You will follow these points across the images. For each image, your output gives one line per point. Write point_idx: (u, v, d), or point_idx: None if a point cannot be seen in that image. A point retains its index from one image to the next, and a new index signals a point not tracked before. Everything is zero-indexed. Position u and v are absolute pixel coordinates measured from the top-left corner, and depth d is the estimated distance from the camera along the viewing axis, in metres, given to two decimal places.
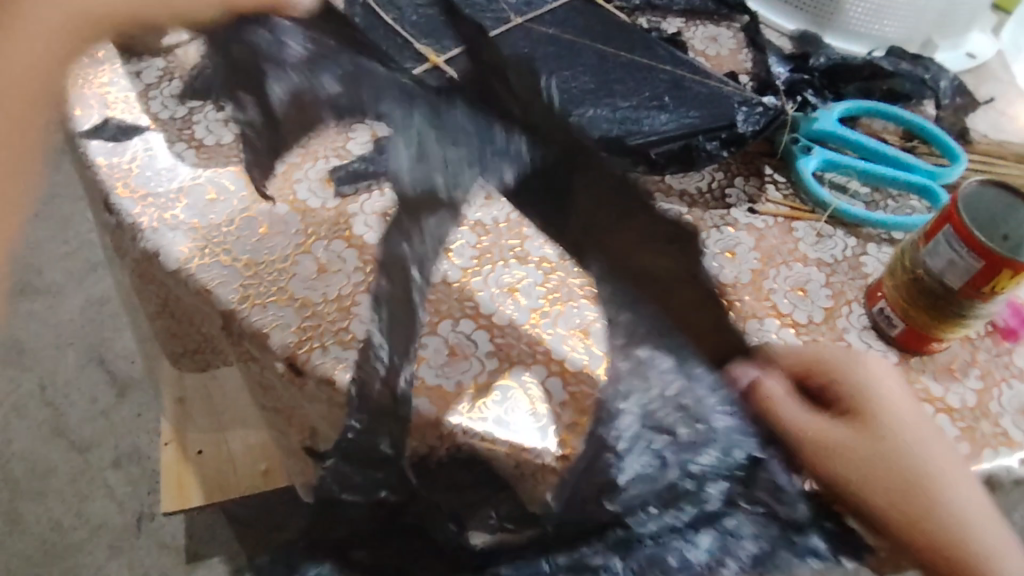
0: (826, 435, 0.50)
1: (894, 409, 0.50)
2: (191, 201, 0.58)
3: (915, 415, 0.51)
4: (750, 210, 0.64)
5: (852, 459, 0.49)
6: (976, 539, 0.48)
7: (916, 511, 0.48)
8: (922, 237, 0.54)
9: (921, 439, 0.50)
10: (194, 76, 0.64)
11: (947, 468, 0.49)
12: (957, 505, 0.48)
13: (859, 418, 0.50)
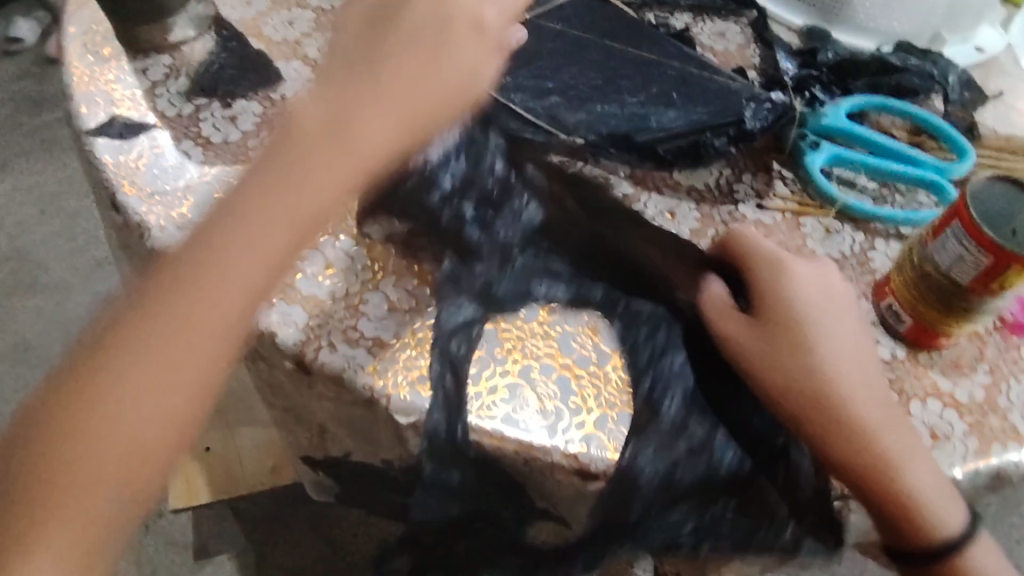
0: (734, 340, 0.51)
1: (799, 310, 0.51)
2: (198, 200, 0.58)
3: (814, 312, 0.51)
4: (758, 206, 0.64)
5: (761, 364, 0.50)
6: (879, 425, 0.49)
7: (836, 409, 0.49)
8: (930, 233, 0.54)
9: (823, 336, 0.50)
10: (201, 73, 0.65)
11: (854, 363, 0.50)
12: (863, 402, 0.49)
13: (766, 319, 0.51)
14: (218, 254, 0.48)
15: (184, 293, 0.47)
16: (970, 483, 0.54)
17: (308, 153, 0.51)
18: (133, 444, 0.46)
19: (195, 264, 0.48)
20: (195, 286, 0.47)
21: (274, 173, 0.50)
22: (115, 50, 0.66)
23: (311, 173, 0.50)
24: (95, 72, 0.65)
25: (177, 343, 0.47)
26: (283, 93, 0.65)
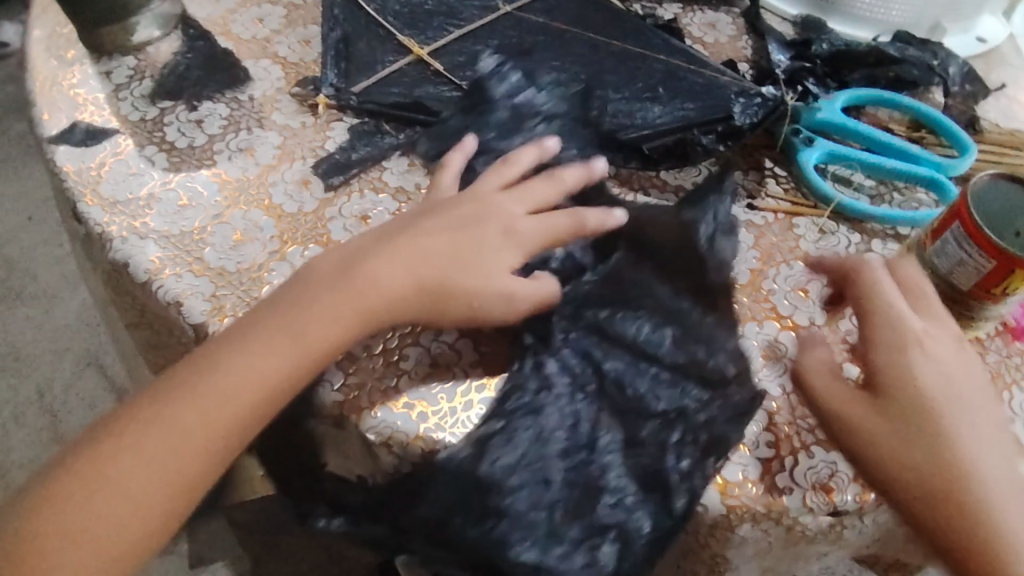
0: (841, 405, 0.46)
1: (926, 377, 0.45)
2: (161, 209, 0.56)
3: (947, 379, 0.45)
4: (748, 206, 0.61)
5: (871, 438, 0.45)
6: (1005, 518, 0.43)
7: (951, 491, 0.43)
8: (929, 234, 0.51)
9: (951, 411, 0.45)
10: (167, 75, 0.63)
11: (983, 437, 0.44)
12: (981, 490, 0.43)
13: (882, 389, 0.45)
14: (321, 288, 0.48)
15: (269, 314, 0.47)
16: None
17: (446, 224, 0.51)
18: (180, 462, 0.43)
19: (292, 295, 0.48)
20: (284, 314, 0.47)
21: (407, 225, 0.51)
22: (79, 53, 0.63)
23: (431, 241, 0.50)
24: (57, 77, 0.62)
25: (251, 362, 0.45)
26: (251, 93, 0.62)
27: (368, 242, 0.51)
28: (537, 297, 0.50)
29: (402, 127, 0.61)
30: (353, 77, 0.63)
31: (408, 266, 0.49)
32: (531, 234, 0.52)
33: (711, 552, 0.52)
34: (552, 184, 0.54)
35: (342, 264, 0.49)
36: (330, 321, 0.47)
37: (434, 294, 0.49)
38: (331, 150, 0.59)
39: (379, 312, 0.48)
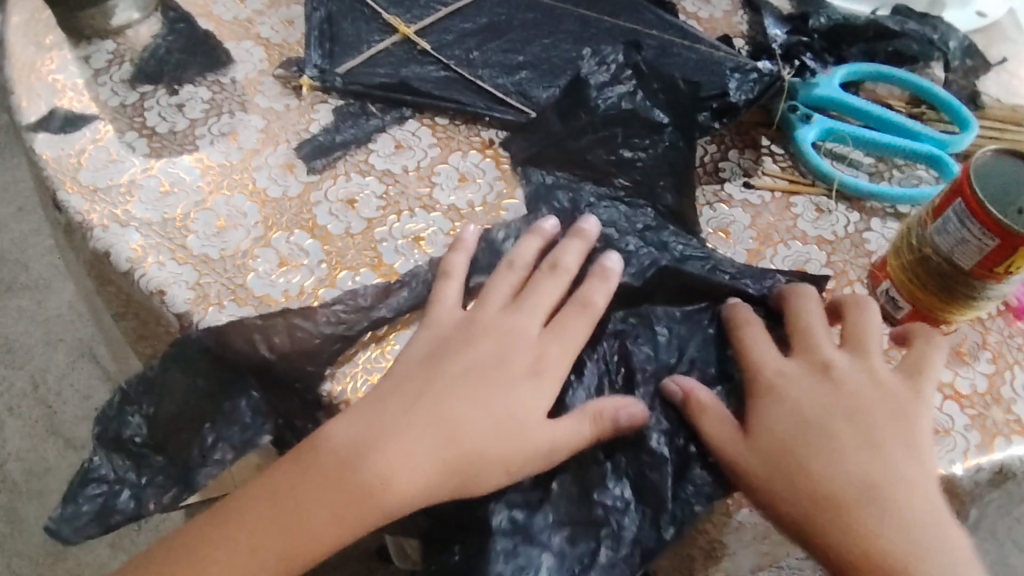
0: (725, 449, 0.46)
1: (782, 422, 0.46)
2: (143, 195, 0.54)
3: (856, 412, 0.46)
4: (745, 184, 0.60)
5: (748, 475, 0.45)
6: (935, 544, 0.42)
7: (813, 526, 0.43)
8: (930, 213, 0.50)
9: (819, 452, 0.45)
10: (147, 59, 0.61)
11: (860, 468, 0.44)
12: (862, 501, 0.43)
13: (755, 438, 0.46)
14: (331, 472, 0.43)
15: (279, 498, 0.43)
16: (972, 480, 0.50)
17: (467, 371, 0.47)
18: None
19: (301, 480, 0.43)
20: (298, 498, 0.43)
21: (424, 382, 0.46)
22: (57, 38, 0.62)
23: (448, 399, 0.45)
24: (35, 64, 0.61)
25: (265, 549, 0.42)
26: (233, 76, 0.61)
27: (380, 404, 0.45)
28: (587, 438, 0.46)
29: (388, 108, 0.60)
30: (338, 58, 0.61)
31: (422, 439, 0.44)
32: (556, 364, 0.48)
33: (709, 538, 0.52)
34: (558, 281, 0.51)
35: (355, 442, 0.44)
36: (339, 521, 0.42)
37: (465, 468, 0.44)
38: (315, 133, 0.58)
39: (404, 500, 0.43)
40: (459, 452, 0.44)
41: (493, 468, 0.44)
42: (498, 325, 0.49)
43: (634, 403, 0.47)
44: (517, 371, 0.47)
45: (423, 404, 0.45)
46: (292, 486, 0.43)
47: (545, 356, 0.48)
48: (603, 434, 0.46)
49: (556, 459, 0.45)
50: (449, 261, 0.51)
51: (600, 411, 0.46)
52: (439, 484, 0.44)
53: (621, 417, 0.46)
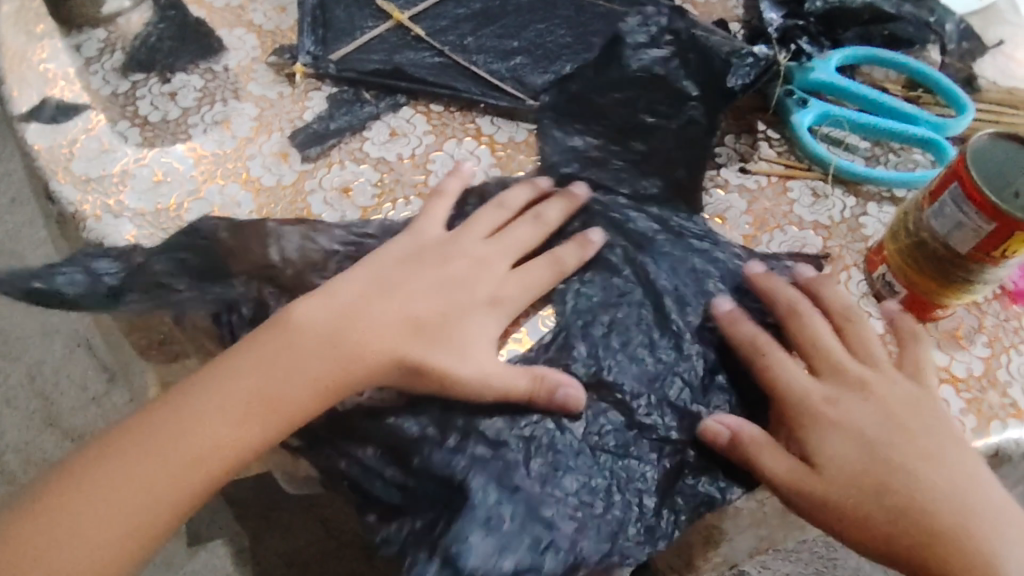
0: (800, 489, 0.45)
1: (847, 451, 0.45)
2: (136, 185, 0.54)
3: (910, 423, 0.46)
4: (742, 169, 0.59)
5: (836, 510, 0.44)
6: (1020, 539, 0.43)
7: (921, 552, 0.43)
8: (926, 197, 0.50)
9: (900, 476, 0.44)
10: (138, 47, 0.61)
11: (947, 489, 0.44)
12: (958, 519, 0.43)
13: (826, 472, 0.45)
14: (299, 341, 0.45)
15: (249, 359, 0.44)
16: None
17: (437, 280, 0.49)
18: (131, 490, 0.42)
19: (272, 345, 0.45)
20: (265, 359, 0.44)
21: (394, 271, 0.49)
22: (49, 27, 0.61)
23: (415, 299, 0.48)
24: (27, 54, 0.59)
25: (217, 391, 0.44)
26: (226, 64, 0.60)
27: (356, 289, 0.47)
28: (518, 392, 0.46)
29: (383, 95, 0.59)
30: (331, 45, 0.61)
31: (379, 320, 0.46)
32: (513, 296, 0.49)
33: (708, 523, 0.51)
34: (537, 230, 0.52)
35: (328, 319, 0.46)
36: (287, 375, 0.44)
37: (411, 367, 0.46)
38: (309, 121, 0.58)
39: (348, 382, 0.45)
40: (408, 341, 0.46)
41: (437, 360, 0.46)
42: (475, 243, 0.51)
43: (574, 384, 0.47)
44: (481, 295, 0.49)
45: (388, 288, 0.48)
46: (256, 342, 0.45)
47: (507, 280, 0.50)
48: (536, 396, 0.46)
49: (496, 378, 0.46)
50: (444, 183, 0.54)
51: (543, 376, 0.46)
52: (383, 361, 0.45)
53: (557, 394, 0.46)
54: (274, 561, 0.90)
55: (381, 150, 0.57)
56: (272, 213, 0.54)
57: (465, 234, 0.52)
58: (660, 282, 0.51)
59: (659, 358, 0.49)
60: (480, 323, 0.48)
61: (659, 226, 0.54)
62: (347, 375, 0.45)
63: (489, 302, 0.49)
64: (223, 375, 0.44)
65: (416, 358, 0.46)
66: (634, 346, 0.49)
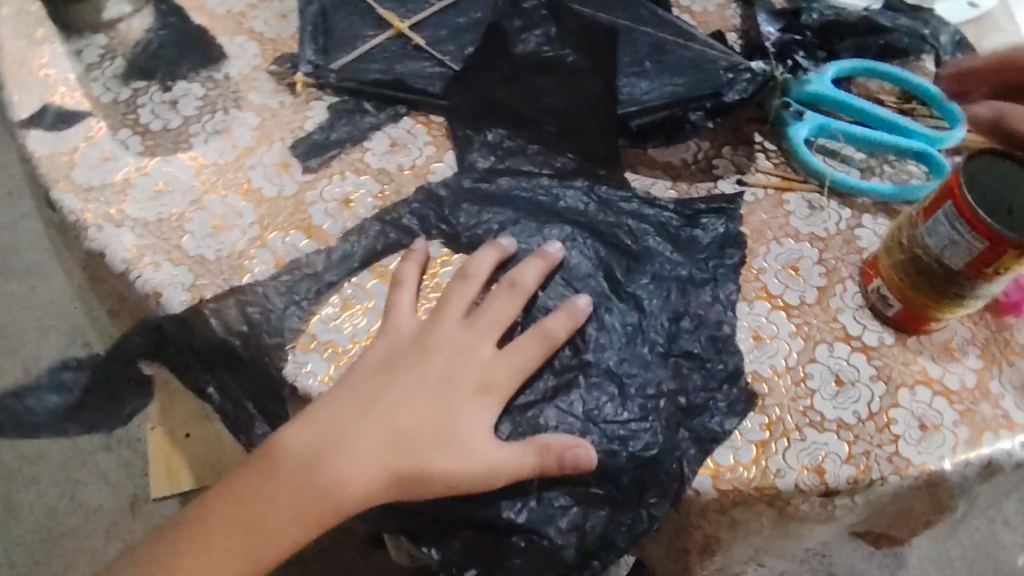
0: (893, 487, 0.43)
1: None
2: (137, 194, 0.54)
3: None
4: (738, 181, 0.60)
5: None
6: None
7: None
8: (919, 214, 0.50)
9: None
10: (139, 54, 0.61)
11: None
12: None
13: None
14: (280, 475, 0.46)
15: (235, 498, 0.46)
16: (962, 477, 0.50)
17: (416, 380, 0.48)
18: None
19: (260, 481, 0.46)
20: (252, 502, 0.46)
21: (375, 382, 0.48)
22: (49, 31, 0.61)
23: (395, 406, 0.47)
24: (27, 57, 0.60)
25: (221, 531, 0.46)
26: (227, 72, 0.61)
27: (332, 405, 0.47)
28: (527, 469, 0.45)
29: (383, 106, 0.60)
30: (331, 54, 0.61)
31: (368, 438, 0.46)
32: (504, 383, 0.48)
33: (704, 532, 0.52)
34: (515, 300, 0.51)
35: (304, 444, 0.46)
36: (286, 512, 0.46)
37: (406, 480, 0.46)
38: (310, 130, 0.58)
39: (343, 507, 0.46)
40: (400, 459, 0.46)
41: (431, 481, 0.46)
42: (456, 330, 0.50)
43: (581, 443, 0.46)
44: (468, 386, 0.48)
45: (372, 402, 0.47)
46: (250, 479, 0.46)
47: (494, 368, 0.48)
48: (547, 468, 0.45)
49: (498, 480, 0.45)
50: (401, 268, 0.51)
51: (548, 446, 0.46)
52: (377, 479, 0.46)
53: (567, 456, 0.45)
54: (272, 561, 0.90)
55: (380, 160, 0.57)
56: (273, 222, 0.54)
57: (442, 323, 0.50)
58: (603, 253, 0.55)
59: (635, 327, 0.52)
60: (473, 422, 0.47)
61: (588, 198, 0.57)
62: (345, 499, 0.46)
63: (480, 396, 0.48)
64: (229, 515, 0.46)
65: (411, 476, 0.46)
66: (617, 327, 0.52)
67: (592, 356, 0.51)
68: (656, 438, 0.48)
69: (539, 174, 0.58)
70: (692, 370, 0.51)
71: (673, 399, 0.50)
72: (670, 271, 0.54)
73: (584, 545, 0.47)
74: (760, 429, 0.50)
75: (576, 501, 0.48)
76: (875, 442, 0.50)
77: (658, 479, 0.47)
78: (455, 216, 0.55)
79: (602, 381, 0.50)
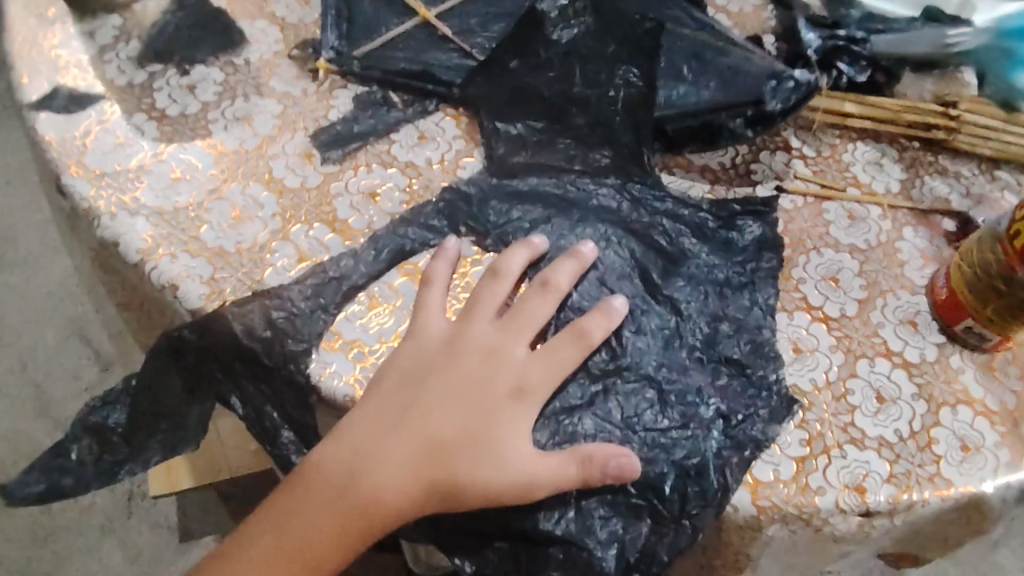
0: None
1: None
2: (153, 182, 0.52)
3: None
4: (777, 188, 0.58)
5: None
6: None
7: None
8: (1013, 253, 0.47)
9: None
10: (155, 36, 0.58)
11: None
12: None
13: None
14: (313, 495, 0.44)
15: (270, 521, 0.44)
16: (1001, 500, 0.48)
17: (449, 389, 0.46)
18: None
19: (295, 502, 0.44)
20: (290, 523, 0.44)
21: (408, 390, 0.46)
22: (61, 11, 0.58)
23: (431, 416, 0.45)
24: (37, 38, 0.57)
25: (260, 554, 0.44)
26: (248, 57, 0.58)
27: (366, 417, 0.45)
28: (569, 481, 0.43)
29: (410, 98, 0.58)
30: (355, 42, 0.59)
31: (405, 451, 0.44)
32: (542, 386, 0.46)
33: (735, 550, 0.49)
34: (548, 300, 0.49)
35: (337, 463, 0.44)
36: (325, 533, 0.44)
37: (445, 493, 0.44)
38: (334, 121, 0.56)
39: (383, 523, 0.44)
40: (438, 471, 0.44)
41: (471, 495, 0.44)
42: (489, 332, 0.48)
43: (625, 453, 0.44)
44: (504, 393, 0.46)
45: (406, 412, 0.45)
46: (287, 499, 0.44)
47: (529, 373, 0.46)
48: (589, 480, 0.43)
49: (539, 491, 0.43)
50: (430, 267, 0.49)
51: (591, 456, 0.43)
52: (416, 492, 0.44)
53: (610, 466, 0.43)
54: None
55: (407, 154, 0.55)
56: (294, 213, 0.51)
57: (476, 326, 0.48)
58: (639, 251, 0.52)
59: (668, 331, 0.50)
60: (511, 431, 0.45)
61: (619, 196, 0.55)
62: (384, 515, 0.44)
63: (517, 403, 0.46)
64: (269, 537, 0.44)
65: (451, 489, 0.44)
66: (655, 331, 0.50)
67: (629, 362, 0.48)
68: (693, 446, 0.46)
69: (569, 170, 0.55)
70: (732, 377, 0.49)
71: (715, 404, 0.48)
72: (707, 275, 0.52)
73: (626, 557, 0.45)
74: (799, 445, 0.47)
75: (615, 510, 0.46)
76: (916, 462, 0.48)
77: (704, 487, 0.45)
78: (491, 217, 0.52)
79: (641, 389, 0.48)
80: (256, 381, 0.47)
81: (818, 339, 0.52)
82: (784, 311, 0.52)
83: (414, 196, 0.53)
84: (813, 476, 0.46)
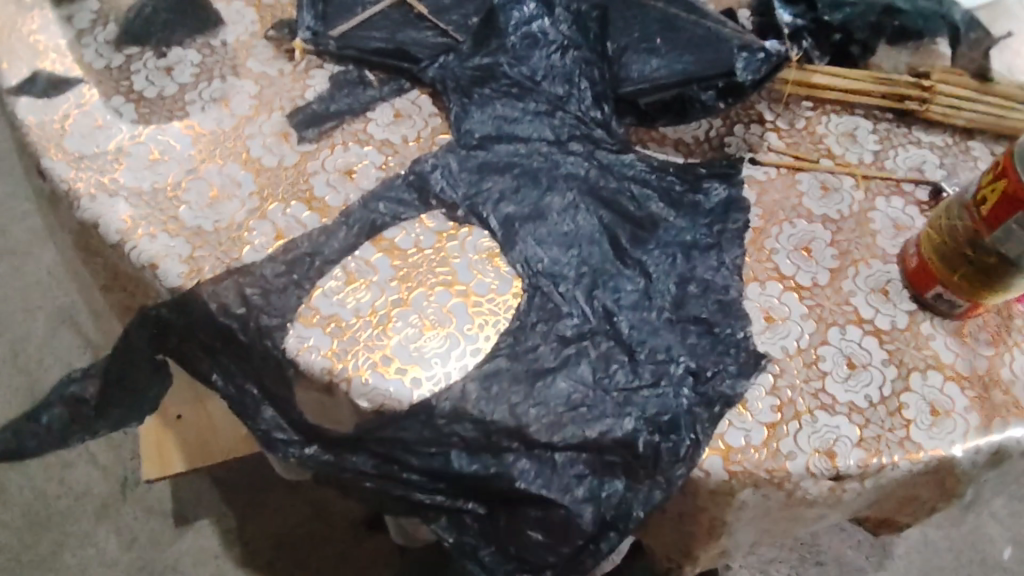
0: None
1: None
2: (131, 163, 0.52)
3: None
4: (751, 160, 0.59)
5: None
6: None
7: None
8: (978, 219, 0.48)
9: None
10: (131, 19, 0.58)
11: None
12: None
13: None
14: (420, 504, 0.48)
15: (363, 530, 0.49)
16: (969, 462, 0.49)
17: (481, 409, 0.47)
18: None
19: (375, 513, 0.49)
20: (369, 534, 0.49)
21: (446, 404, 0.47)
22: None
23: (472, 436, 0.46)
24: (17, 23, 0.58)
25: None
26: (224, 39, 0.59)
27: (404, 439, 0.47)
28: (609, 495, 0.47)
29: (385, 76, 0.58)
30: (330, 23, 0.60)
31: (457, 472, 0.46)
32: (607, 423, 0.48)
33: (711, 516, 0.50)
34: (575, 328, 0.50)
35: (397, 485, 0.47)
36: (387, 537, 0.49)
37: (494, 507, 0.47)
38: (310, 100, 0.56)
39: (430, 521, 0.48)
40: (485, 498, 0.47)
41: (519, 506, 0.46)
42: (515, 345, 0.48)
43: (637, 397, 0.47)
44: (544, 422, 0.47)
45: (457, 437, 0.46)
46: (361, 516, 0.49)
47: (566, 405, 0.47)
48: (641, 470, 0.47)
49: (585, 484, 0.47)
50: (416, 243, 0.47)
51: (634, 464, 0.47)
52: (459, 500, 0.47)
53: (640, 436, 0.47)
54: (262, 541, 0.91)
55: (383, 132, 0.56)
56: (271, 192, 0.52)
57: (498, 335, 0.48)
58: (608, 218, 0.54)
59: (639, 301, 0.51)
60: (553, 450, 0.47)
61: (587, 162, 0.56)
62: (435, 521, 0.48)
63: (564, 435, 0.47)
64: None
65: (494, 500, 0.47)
66: (628, 300, 0.51)
67: (601, 327, 0.50)
68: (664, 411, 0.47)
69: (542, 142, 0.56)
70: (701, 338, 0.50)
71: (684, 363, 0.49)
72: (679, 247, 0.53)
73: (603, 514, 0.46)
74: (770, 411, 0.48)
75: (591, 472, 0.47)
76: (886, 426, 0.49)
77: (676, 444, 0.46)
78: (463, 188, 0.53)
79: (613, 353, 0.49)
80: (236, 357, 0.48)
81: (788, 306, 0.53)
82: (756, 281, 0.53)
83: (389, 173, 0.54)
84: (783, 441, 0.47)
